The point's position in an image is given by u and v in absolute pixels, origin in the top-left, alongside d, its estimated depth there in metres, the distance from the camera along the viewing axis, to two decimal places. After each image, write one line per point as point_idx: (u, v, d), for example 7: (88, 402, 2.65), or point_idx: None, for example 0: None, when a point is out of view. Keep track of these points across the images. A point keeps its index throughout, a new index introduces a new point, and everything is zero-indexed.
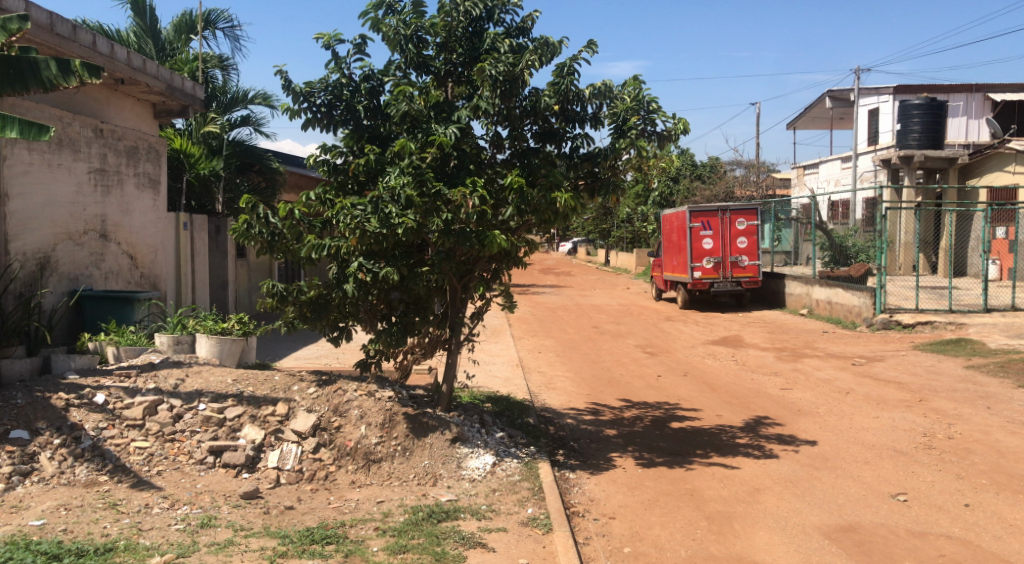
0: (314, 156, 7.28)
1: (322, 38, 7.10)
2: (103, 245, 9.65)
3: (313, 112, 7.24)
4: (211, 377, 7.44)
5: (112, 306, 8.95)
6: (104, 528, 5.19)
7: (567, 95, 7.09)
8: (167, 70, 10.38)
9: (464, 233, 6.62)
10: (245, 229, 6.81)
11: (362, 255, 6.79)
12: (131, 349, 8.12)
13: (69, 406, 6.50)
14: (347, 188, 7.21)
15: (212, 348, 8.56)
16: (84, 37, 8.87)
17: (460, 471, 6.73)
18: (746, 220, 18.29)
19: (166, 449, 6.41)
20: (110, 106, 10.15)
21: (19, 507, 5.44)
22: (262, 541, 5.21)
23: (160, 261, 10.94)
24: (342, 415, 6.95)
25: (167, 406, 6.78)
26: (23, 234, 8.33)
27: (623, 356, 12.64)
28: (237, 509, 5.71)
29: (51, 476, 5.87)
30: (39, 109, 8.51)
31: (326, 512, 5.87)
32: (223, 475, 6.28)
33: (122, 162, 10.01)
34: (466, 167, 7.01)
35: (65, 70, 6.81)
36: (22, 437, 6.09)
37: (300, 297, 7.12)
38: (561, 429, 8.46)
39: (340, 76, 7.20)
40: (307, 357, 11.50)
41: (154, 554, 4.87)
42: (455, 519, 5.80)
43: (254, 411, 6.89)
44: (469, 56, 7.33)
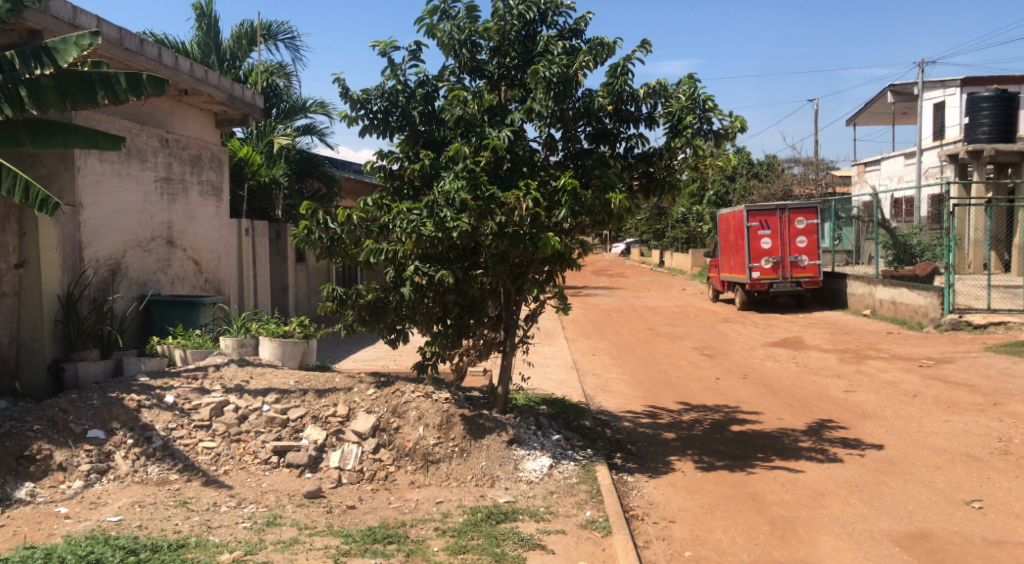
0: (370, 161, 7.48)
1: (378, 45, 7.26)
2: (169, 251, 9.96)
3: (369, 118, 7.40)
4: (274, 378, 7.62)
5: (178, 310, 9.23)
6: (176, 525, 5.36)
7: (621, 96, 7.10)
8: (228, 81, 10.70)
9: (518, 236, 6.67)
10: (305, 235, 7.02)
11: (418, 259, 6.94)
12: (198, 351, 8.36)
13: (141, 407, 6.74)
14: (403, 193, 7.43)
15: (274, 351, 8.77)
16: (150, 50, 9.17)
17: (517, 473, 6.77)
18: (806, 218, 17.91)
19: (232, 449, 6.59)
20: (175, 116, 10.45)
21: (97, 503, 5.67)
22: (326, 540, 5.32)
23: (224, 266, 11.28)
24: (401, 415, 7.05)
25: (233, 407, 6.98)
26: (95, 242, 8.65)
27: (680, 358, 12.54)
28: (301, 508, 5.84)
29: (125, 475, 6.11)
30: (109, 121, 8.84)
31: (387, 512, 5.96)
32: (288, 474, 6.43)
33: (187, 170, 10.34)
34: (519, 169, 7.07)
35: (135, 85, 7.13)
36: (98, 436, 6.32)
37: (358, 301, 7.30)
38: (619, 431, 8.44)
39: (396, 82, 7.34)
40: (364, 359, 11.69)
41: (223, 551, 5.01)
42: (514, 520, 5.83)
43: (315, 412, 7.05)
44: (523, 59, 7.38)
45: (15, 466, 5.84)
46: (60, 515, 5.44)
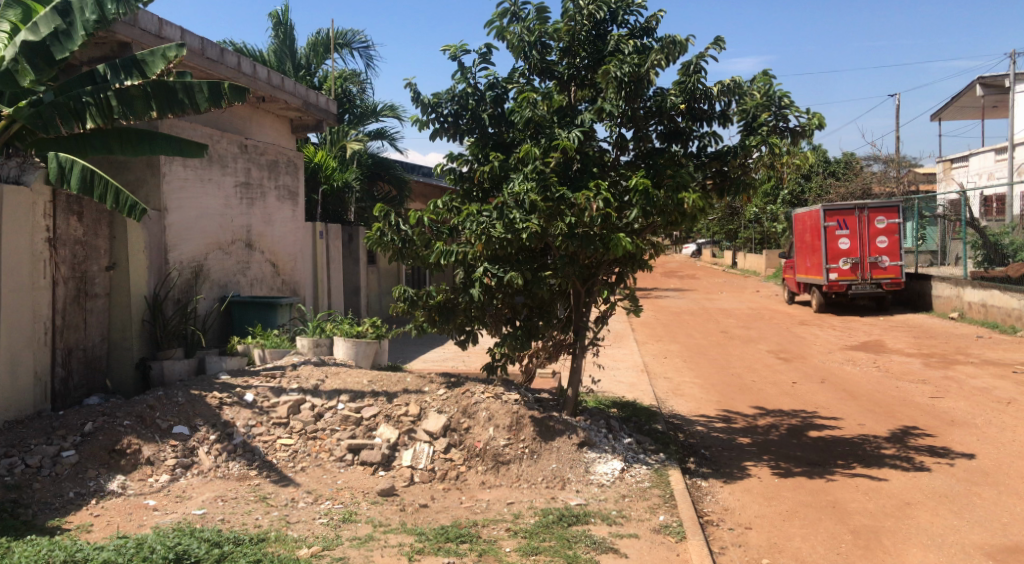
0: (440, 164, 7.55)
1: (449, 49, 7.34)
2: (248, 254, 10.26)
3: (440, 122, 7.49)
4: (348, 377, 7.76)
5: (257, 311, 9.50)
6: (257, 519, 5.51)
7: (693, 94, 7.02)
8: (304, 87, 10.96)
9: (588, 237, 6.63)
10: (377, 237, 7.13)
11: (487, 260, 6.97)
12: (276, 351, 8.60)
13: (222, 405, 6.96)
14: (472, 196, 7.53)
15: (348, 351, 8.94)
16: (230, 59, 9.46)
17: (588, 475, 6.74)
18: (887, 217, 17.43)
19: (308, 446, 6.74)
20: (253, 123, 10.78)
21: (182, 496, 5.87)
22: (400, 537, 5.39)
23: (299, 268, 11.55)
24: (471, 416, 7.09)
25: (309, 405, 7.14)
26: (180, 246, 8.95)
27: (755, 361, 12.29)
28: (375, 506, 5.93)
29: (208, 469, 6.30)
30: (192, 129, 9.15)
31: (459, 511, 6.01)
32: (362, 472, 6.54)
33: (264, 175, 10.63)
34: (589, 170, 7.06)
35: (216, 94, 7.45)
36: (183, 432, 6.55)
37: (429, 302, 7.40)
38: (691, 435, 8.32)
39: (466, 85, 7.40)
40: (434, 359, 11.81)
41: (302, 546, 5.13)
42: (586, 523, 5.80)
43: (388, 411, 7.15)
44: (593, 59, 7.33)
45: (107, 460, 6.08)
46: (149, 507, 5.65)
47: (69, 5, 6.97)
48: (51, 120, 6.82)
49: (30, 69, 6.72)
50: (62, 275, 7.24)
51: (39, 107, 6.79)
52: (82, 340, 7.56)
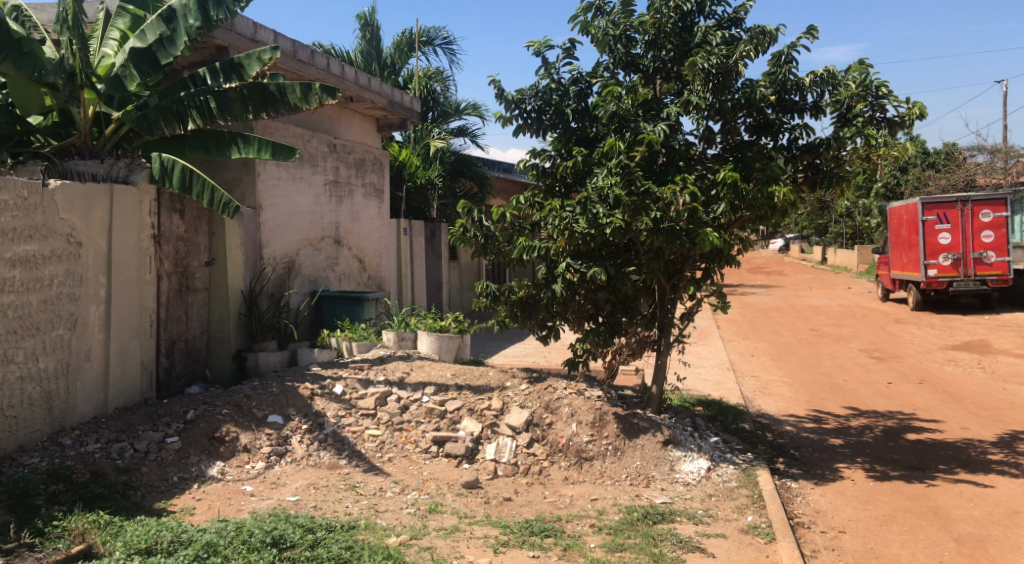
0: (523, 160, 7.57)
1: (533, 45, 7.35)
2: (337, 250, 10.51)
3: (523, 118, 7.49)
4: (433, 370, 7.87)
5: (345, 305, 9.71)
6: (347, 507, 5.65)
7: (785, 85, 6.81)
8: (389, 86, 11.13)
9: (674, 232, 6.51)
10: (461, 233, 7.29)
11: (570, 255, 6.94)
12: (363, 344, 8.80)
13: (313, 395, 7.16)
14: (555, 191, 7.47)
15: (432, 344, 9.07)
16: (319, 60, 9.68)
17: (673, 474, 6.65)
18: (993, 211, 16.56)
19: (395, 437, 6.88)
20: (341, 122, 11.04)
21: (277, 483, 6.06)
22: (486, 529, 5.43)
23: (384, 264, 11.77)
24: (553, 411, 7.09)
25: (395, 397, 7.28)
26: (274, 242, 9.26)
27: (847, 360, 11.90)
28: (461, 498, 6.00)
29: (301, 458, 6.49)
30: (284, 129, 9.42)
31: (543, 506, 6.01)
32: (446, 464, 6.62)
33: (352, 173, 10.86)
34: (675, 164, 6.97)
35: (308, 93, 7.61)
36: (277, 421, 6.77)
37: (510, 298, 7.42)
38: (780, 435, 8.12)
39: (551, 81, 7.39)
40: (516, 354, 11.86)
41: (390, 534, 5.23)
42: (672, 521, 5.73)
43: (471, 404, 7.22)
44: (679, 51, 7.22)
45: (208, 446, 6.33)
46: (247, 493, 5.85)
47: (173, 12, 7.20)
48: (155, 123, 7.18)
49: (137, 73, 7.07)
50: (165, 270, 7.52)
51: (145, 111, 7.15)
52: (184, 332, 7.86)
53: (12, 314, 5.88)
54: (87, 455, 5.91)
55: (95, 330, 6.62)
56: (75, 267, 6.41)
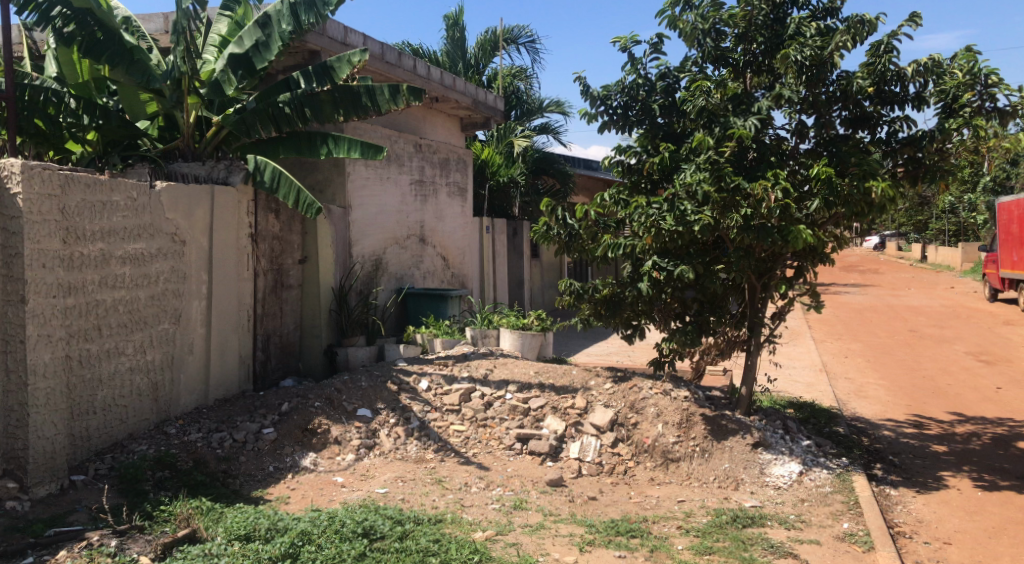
0: (608, 157, 7.50)
1: (619, 41, 7.28)
2: (422, 248, 10.65)
3: (609, 114, 7.41)
4: (516, 368, 7.88)
5: (429, 302, 9.82)
6: (433, 501, 5.70)
7: (884, 76, 6.60)
8: (473, 86, 11.20)
9: (765, 229, 6.32)
10: (544, 231, 7.30)
11: (657, 253, 6.83)
12: (447, 340, 8.89)
13: (400, 390, 7.28)
14: (641, 187, 7.37)
15: (515, 342, 9.08)
16: (408, 62, 9.87)
17: (763, 477, 6.47)
18: None
19: (479, 433, 6.93)
20: (426, 122, 11.16)
21: (366, 475, 6.16)
22: (571, 528, 5.40)
23: (468, 261, 11.86)
24: (639, 412, 7.00)
25: (479, 393, 7.32)
26: (361, 240, 9.43)
27: (950, 364, 11.36)
28: (545, 495, 5.98)
29: (388, 451, 6.59)
30: (372, 130, 9.59)
31: (628, 506, 5.94)
32: (530, 461, 6.61)
33: (437, 173, 10.99)
34: (766, 159, 6.74)
35: (395, 94, 7.72)
36: (366, 415, 6.90)
37: (595, 296, 7.37)
38: (878, 441, 7.81)
39: (637, 76, 7.29)
40: (599, 353, 11.77)
41: (476, 529, 5.25)
42: (763, 526, 5.57)
43: (555, 403, 7.20)
44: (770, 44, 6.97)
45: (301, 438, 6.49)
46: (337, 484, 5.98)
47: (268, 17, 7.38)
48: (252, 126, 7.46)
49: (235, 78, 7.30)
50: (262, 268, 7.75)
51: (243, 115, 7.43)
52: (279, 327, 8.10)
53: (124, 309, 6.01)
54: (190, 444, 6.11)
55: (198, 324, 6.87)
56: (180, 265, 6.63)
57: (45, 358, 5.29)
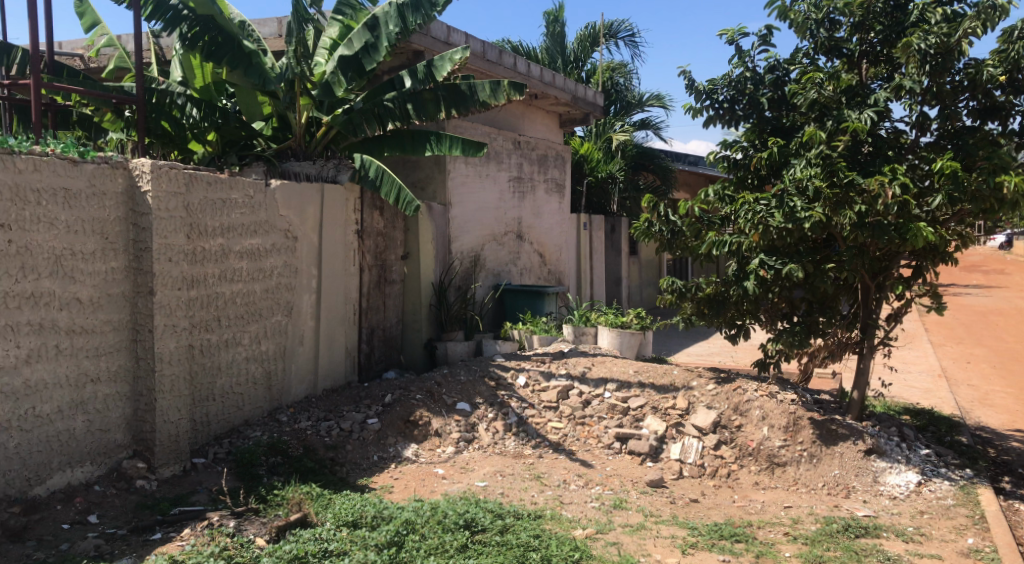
0: (714, 152, 7.35)
1: (726, 34, 7.11)
2: (520, 244, 10.70)
3: (715, 108, 7.25)
4: (614, 366, 7.82)
5: (526, 299, 9.79)
6: (533, 496, 5.73)
7: (1018, 63, 6.18)
8: (573, 82, 11.20)
9: (881, 226, 6.08)
10: (646, 228, 7.21)
11: (763, 251, 6.64)
12: (544, 338, 8.95)
13: (498, 386, 7.37)
14: (747, 183, 7.24)
15: (613, 340, 9.03)
16: (508, 60, 9.94)
17: (877, 486, 6.22)
18: None
19: (578, 431, 6.92)
20: (525, 119, 11.19)
21: (466, 468, 6.24)
22: (673, 529, 5.32)
23: (565, 258, 11.86)
24: (743, 414, 6.84)
25: (577, 391, 7.32)
26: (460, 237, 9.56)
27: None
28: (645, 495, 5.91)
29: (487, 445, 6.66)
30: (472, 128, 9.70)
31: (732, 510, 5.80)
32: (630, 461, 6.55)
33: (535, 169, 11.02)
34: (883, 153, 6.50)
35: (496, 89, 7.83)
36: (465, 408, 6.99)
37: (697, 294, 7.23)
38: (1004, 452, 7.37)
39: (744, 69, 7.11)
40: (700, 353, 11.55)
41: (577, 527, 5.24)
42: (877, 537, 5.35)
43: (655, 403, 7.12)
44: (889, 33, 6.69)
45: (403, 429, 6.63)
46: (438, 475, 6.08)
47: (376, 19, 7.56)
48: (359, 125, 7.64)
49: (345, 80, 7.52)
50: (366, 263, 7.97)
51: (351, 115, 7.62)
52: (383, 321, 8.30)
53: (241, 301, 6.28)
54: (301, 431, 6.33)
55: (308, 317, 7.12)
56: (293, 260, 6.88)
57: (171, 347, 5.55)
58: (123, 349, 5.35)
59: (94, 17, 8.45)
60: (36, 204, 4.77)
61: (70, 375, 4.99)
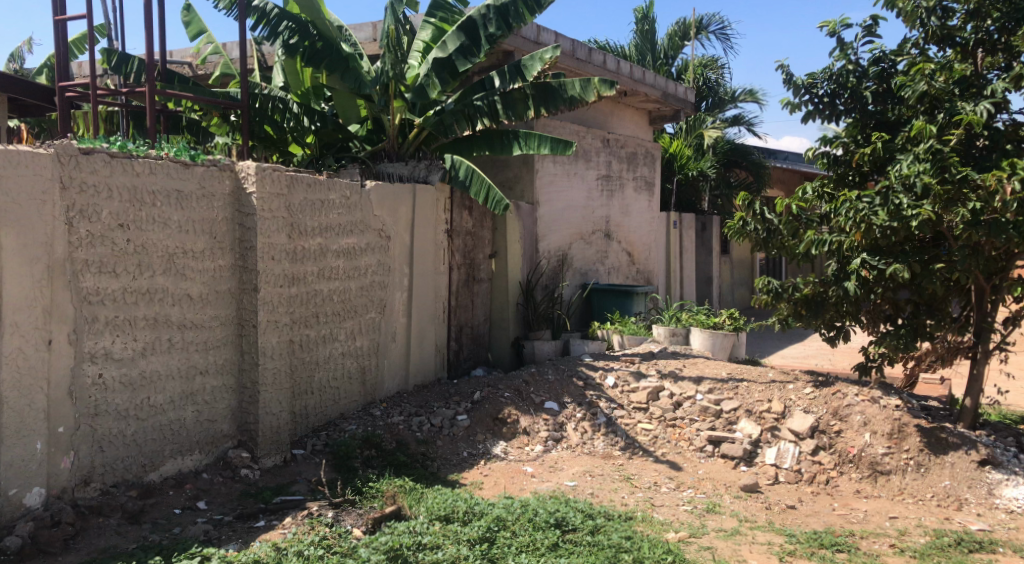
0: (812, 148, 7.09)
1: (827, 26, 6.86)
2: (608, 243, 10.62)
3: (815, 103, 7.02)
4: (706, 368, 7.70)
5: (614, 298, 9.72)
6: (623, 498, 5.67)
7: None
8: (664, 79, 11.05)
9: (998, 225, 5.73)
10: (740, 226, 7.01)
11: (866, 250, 6.41)
12: (633, 338, 8.86)
13: (587, 386, 7.35)
14: (848, 180, 6.93)
15: (705, 341, 8.84)
16: (598, 58, 9.89)
17: (991, 499, 5.87)
18: None
19: (668, 433, 6.81)
20: (613, 117, 11.09)
21: (555, 467, 6.22)
22: (769, 536, 5.18)
23: (653, 257, 11.72)
24: (843, 419, 6.62)
25: (668, 392, 7.22)
26: (548, 236, 9.55)
27: None
28: (740, 500, 5.77)
29: (576, 445, 6.63)
30: (561, 126, 9.67)
31: (833, 518, 5.61)
32: (722, 465, 6.40)
33: (624, 167, 10.91)
34: (1000, 147, 6.15)
35: (586, 86, 7.77)
36: (553, 408, 6.99)
37: (794, 295, 6.99)
38: None
39: (847, 62, 6.85)
40: (796, 356, 11.21)
41: (669, 529, 5.16)
42: (991, 552, 5.07)
43: (749, 406, 6.96)
44: (1009, 19, 6.31)
45: (492, 426, 6.67)
46: (527, 473, 6.08)
47: (472, 22, 7.60)
48: (450, 126, 7.77)
49: (438, 82, 7.59)
50: (455, 262, 8.04)
51: (442, 115, 7.76)
52: (471, 319, 8.37)
53: (337, 298, 6.42)
54: (393, 425, 6.43)
55: (399, 314, 7.24)
56: (385, 259, 7.01)
57: (273, 342, 5.72)
58: (229, 344, 5.56)
59: (201, 25, 8.80)
60: (152, 205, 5.00)
61: (181, 367, 5.21)
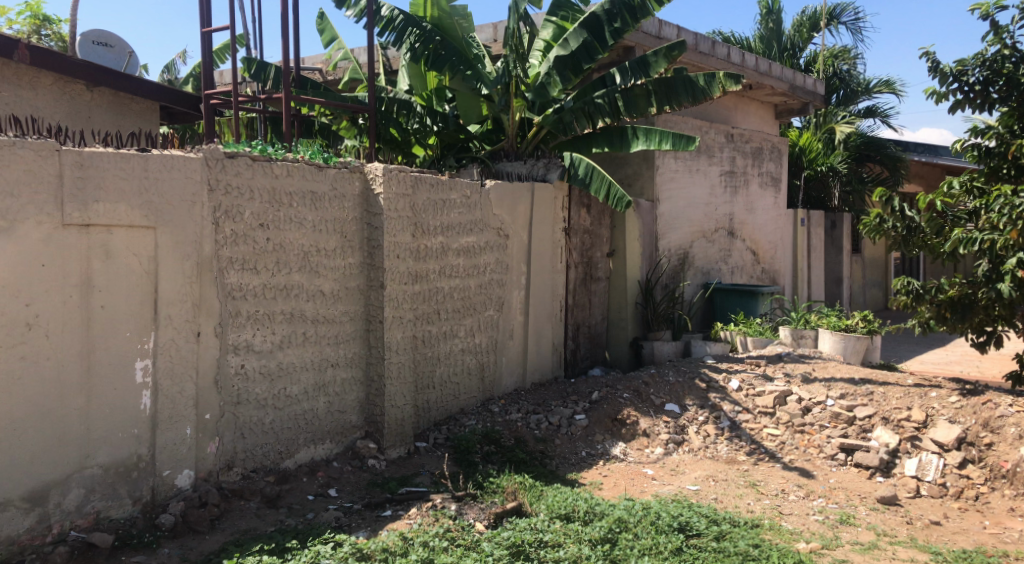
0: (960, 140, 6.64)
1: (979, 9, 6.41)
2: (731, 241, 10.32)
3: (964, 92, 6.57)
4: (838, 373, 7.36)
5: (738, 299, 9.42)
6: (749, 504, 5.47)
7: None
8: (792, 70, 10.61)
9: None
10: (876, 224, 6.58)
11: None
12: (759, 339, 8.55)
13: (709, 388, 7.14)
14: (1001, 173, 6.42)
15: (836, 344, 8.44)
16: (721, 51, 9.60)
17: None
18: None
19: (796, 439, 6.54)
20: (737, 111, 10.76)
21: (676, 470, 6.08)
22: (911, 552, 4.88)
23: (779, 256, 11.31)
24: (994, 430, 6.14)
25: (796, 397, 6.93)
26: (669, 234, 9.36)
27: None
28: (877, 513, 5.47)
29: (698, 449, 6.46)
30: (683, 122, 9.46)
31: (982, 536, 5.22)
32: (856, 474, 6.09)
33: (749, 163, 10.57)
34: None
35: (712, 79, 7.59)
36: (674, 410, 6.86)
37: (938, 297, 6.57)
38: None
39: (1002, 47, 6.37)
40: (936, 361, 10.55)
41: (800, 540, 4.94)
42: None
43: (886, 413, 6.59)
44: None
45: (611, 427, 6.59)
46: (648, 475, 5.97)
47: (596, 18, 7.49)
48: (569, 124, 7.69)
49: (560, 80, 7.52)
50: (573, 261, 7.99)
51: (561, 114, 7.68)
52: (589, 318, 8.31)
53: (458, 295, 6.50)
54: (512, 422, 6.45)
55: (517, 312, 7.26)
56: (504, 257, 7.03)
57: (398, 337, 5.84)
58: (358, 338, 5.70)
59: (333, 32, 9.10)
60: (289, 205, 5.19)
61: (314, 359, 5.38)
